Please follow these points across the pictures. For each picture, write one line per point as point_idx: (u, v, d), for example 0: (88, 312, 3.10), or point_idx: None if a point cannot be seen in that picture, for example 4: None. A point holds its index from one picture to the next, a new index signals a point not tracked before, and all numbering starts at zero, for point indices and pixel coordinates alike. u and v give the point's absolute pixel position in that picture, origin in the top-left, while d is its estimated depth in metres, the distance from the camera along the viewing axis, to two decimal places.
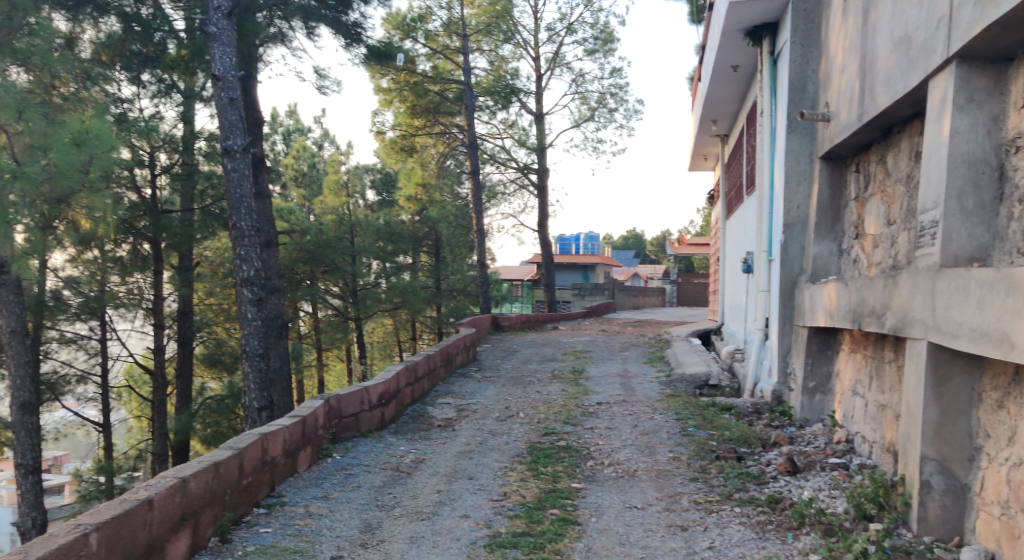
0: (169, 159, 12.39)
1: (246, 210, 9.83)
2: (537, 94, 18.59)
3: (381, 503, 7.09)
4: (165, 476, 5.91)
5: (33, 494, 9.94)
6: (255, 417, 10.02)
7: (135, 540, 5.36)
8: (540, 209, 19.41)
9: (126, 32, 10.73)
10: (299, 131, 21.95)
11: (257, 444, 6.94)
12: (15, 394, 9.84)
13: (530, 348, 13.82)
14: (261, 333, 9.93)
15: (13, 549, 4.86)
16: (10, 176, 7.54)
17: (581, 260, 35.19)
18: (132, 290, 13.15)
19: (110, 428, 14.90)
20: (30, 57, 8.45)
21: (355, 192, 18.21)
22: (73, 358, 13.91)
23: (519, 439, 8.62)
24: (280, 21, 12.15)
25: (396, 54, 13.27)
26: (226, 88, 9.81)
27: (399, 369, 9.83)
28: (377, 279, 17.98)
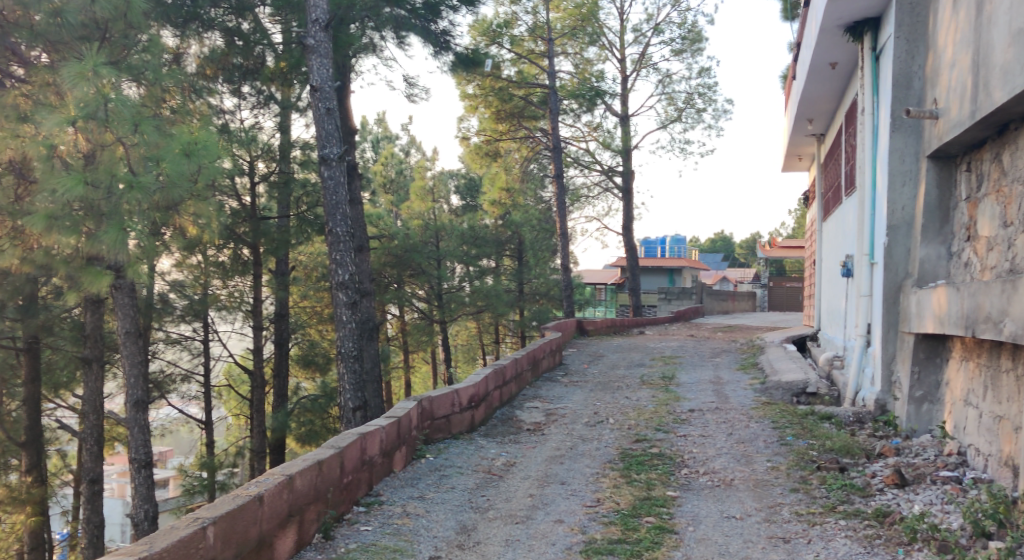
0: (268, 167, 12.88)
1: (342, 216, 10.07)
2: (623, 96, 18.44)
3: (475, 505, 7.16)
4: (273, 473, 6.12)
5: (146, 487, 10.41)
6: (349, 416, 10.22)
7: (247, 534, 5.57)
8: (625, 212, 19.24)
9: (229, 47, 11.24)
10: (387, 138, 22.38)
11: (356, 444, 7.10)
12: (129, 392, 10.29)
13: (617, 353, 13.73)
14: (355, 335, 10.13)
15: (138, 539, 5.08)
16: (126, 185, 8.05)
17: (666, 264, 34.84)
18: (233, 293, 13.61)
19: (211, 425, 15.49)
20: (143, 73, 8.82)
21: (440, 197, 18.50)
22: (178, 358, 14.77)
23: (610, 444, 8.57)
24: (371, 31, 12.40)
25: (483, 60, 13.38)
26: (323, 99, 10.09)
27: (488, 372, 9.89)
28: (461, 283, 18.20)
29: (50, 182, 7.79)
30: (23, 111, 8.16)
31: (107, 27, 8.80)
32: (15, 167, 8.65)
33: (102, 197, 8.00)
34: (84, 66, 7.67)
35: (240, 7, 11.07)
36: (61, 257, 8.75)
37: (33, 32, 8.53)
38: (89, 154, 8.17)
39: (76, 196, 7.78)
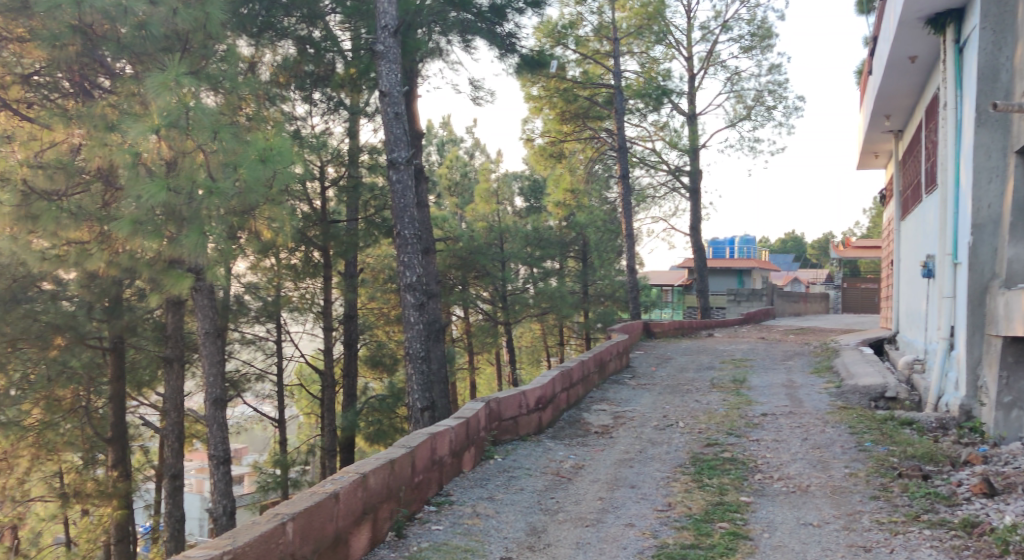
0: (337, 172, 13.08)
1: (410, 218, 10.16)
2: (690, 95, 18.22)
3: (544, 508, 7.14)
4: (348, 471, 6.23)
5: (224, 484, 10.66)
6: (417, 417, 10.26)
7: (324, 531, 5.69)
8: (692, 212, 18.97)
9: (301, 55, 11.57)
10: (451, 141, 22.55)
11: (426, 444, 7.15)
12: (209, 391, 10.59)
13: (686, 355, 13.56)
14: (423, 336, 10.21)
15: (222, 532, 5.23)
16: (206, 192, 8.38)
17: (735, 265, 34.29)
18: (304, 295, 14.01)
19: (284, 424, 15.82)
20: (221, 82, 9.06)
21: (505, 199, 18.51)
22: (253, 357, 15.18)
23: (680, 448, 8.45)
24: (438, 36, 12.48)
25: (549, 62, 13.35)
26: (392, 104, 10.21)
27: (555, 374, 9.86)
28: (524, 285, 18.26)
29: (135, 188, 8.11)
30: (110, 120, 8.58)
31: (189, 38, 9.07)
32: (102, 176, 9.13)
33: (184, 202, 8.30)
34: (166, 77, 8.18)
35: (312, 16, 11.34)
36: (144, 260, 9.00)
37: (120, 44, 8.86)
38: (171, 161, 8.41)
39: (159, 201, 8.08)
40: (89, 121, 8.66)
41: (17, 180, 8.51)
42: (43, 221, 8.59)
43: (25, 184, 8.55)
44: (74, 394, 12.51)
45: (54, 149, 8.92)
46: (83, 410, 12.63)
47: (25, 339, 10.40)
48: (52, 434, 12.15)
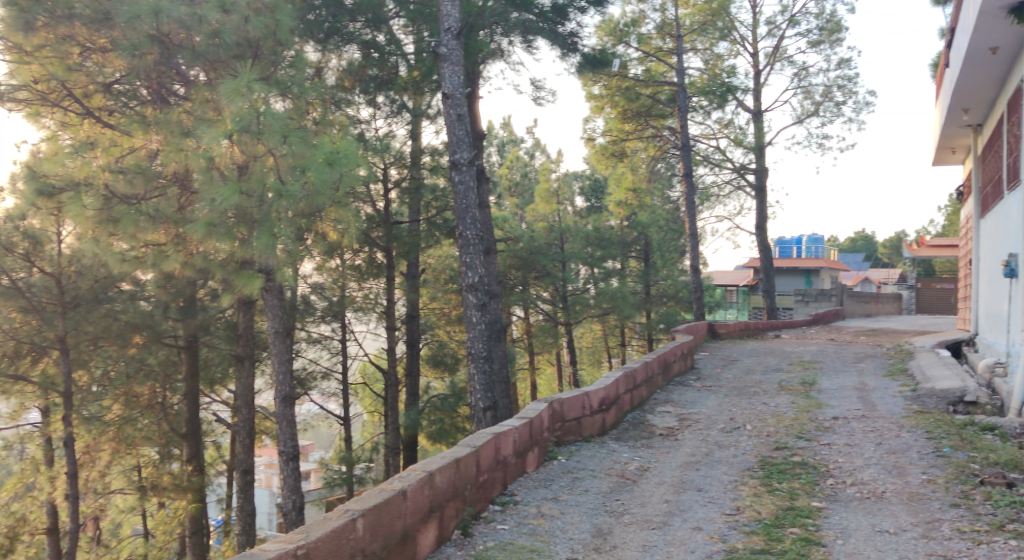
0: (400, 174, 13.19)
1: (472, 219, 10.19)
2: (756, 92, 17.89)
3: (610, 509, 7.09)
4: (415, 469, 6.33)
5: (293, 479, 10.83)
6: (480, 417, 10.26)
7: (392, 527, 5.82)
8: (758, 211, 18.62)
9: (366, 59, 11.76)
10: (512, 142, 22.58)
11: (491, 443, 7.17)
12: (278, 388, 10.81)
13: (752, 357, 13.33)
14: (485, 336, 10.21)
15: (295, 527, 5.41)
16: (276, 194, 8.50)
17: (803, 264, 33.60)
18: (368, 295, 14.21)
19: (349, 422, 16.05)
20: (290, 87, 9.23)
21: (565, 199, 18.49)
22: (319, 356, 15.46)
23: (748, 452, 8.29)
24: (500, 37, 12.49)
25: (611, 60, 13.27)
26: (455, 105, 10.28)
27: (618, 375, 9.79)
28: (585, 285, 18.08)
29: (210, 192, 8.39)
30: (186, 127, 8.88)
31: (259, 46, 9.28)
32: (178, 180, 9.34)
33: (255, 205, 8.51)
34: (238, 83, 8.40)
35: (376, 20, 11.50)
36: (217, 261, 9.21)
37: (195, 52, 9.09)
38: (243, 165, 8.63)
39: (232, 204, 8.35)
40: (166, 128, 8.97)
41: (99, 186, 8.94)
42: (123, 224, 8.93)
43: (106, 189, 8.95)
44: (151, 390, 12.93)
45: (133, 155, 9.20)
46: (160, 406, 12.99)
47: (105, 337, 11.18)
48: (131, 429, 12.42)
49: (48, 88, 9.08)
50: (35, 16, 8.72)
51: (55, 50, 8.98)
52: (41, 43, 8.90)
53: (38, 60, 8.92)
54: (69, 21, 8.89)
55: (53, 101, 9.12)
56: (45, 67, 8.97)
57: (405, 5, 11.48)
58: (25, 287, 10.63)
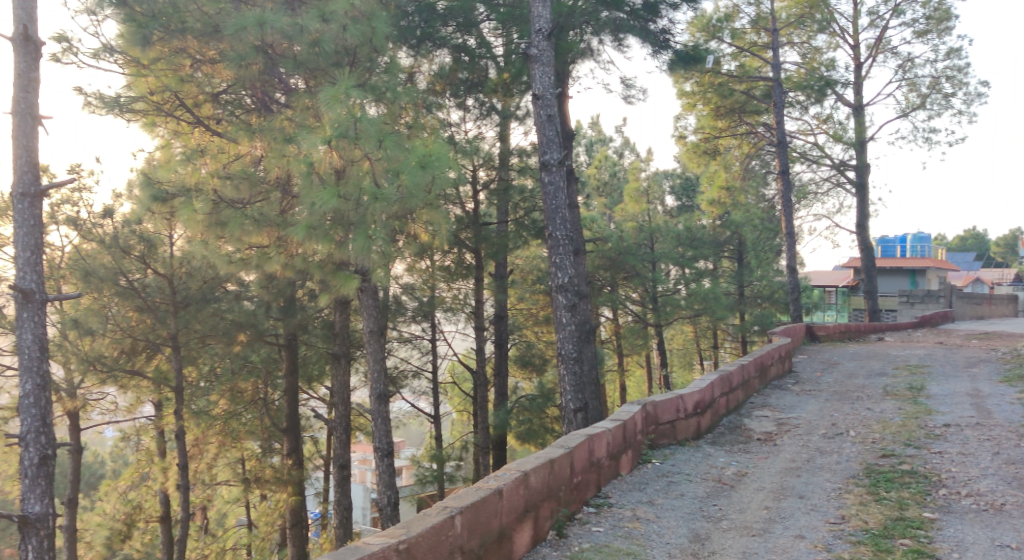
0: (488, 175, 13.25)
1: (562, 220, 10.14)
2: (856, 85, 17.26)
3: (707, 514, 6.93)
4: (510, 468, 6.35)
5: (388, 475, 10.97)
6: (570, 418, 10.11)
7: (489, 526, 5.87)
8: (858, 209, 17.95)
9: (457, 63, 11.87)
10: (601, 142, 22.43)
11: (585, 445, 7.11)
12: (373, 386, 10.99)
13: (854, 361, 12.84)
14: (576, 337, 10.10)
15: (396, 522, 5.53)
16: (372, 197, 8.64)
17: (908, 264, 32.25)
18: (457, 295, 14.54)
19: (439, 420, 16.27)
20: (384, 93, 9.38)
21: (656, 198, 18.23)
22: (410, 355, 15.71)
23: (852, 459, 7.98)
24: (590, 35, 12.48)
25: (705, 56, 12.98)
26: (545, 106, 10.27)
27: (714, 378, 9.57)
28: (676, 286, 17.77)
29: (309, 196, 8.58)
30: (288, 134, 9.14)
31: (356, 53, 9.45)
32: (280, 185, 9.52)
33: (352, 208, 8.66)
34: (337, 90, 8.55)
35: (468, 24, 11.59)
36: (315, 262, 9.44)
37: (297, 61, 9.36)
38: (340, 169, 8.83)
39: (331, 208, 8.53)
40: (269, 135, 9.31)
41: (209, 191, 9.31)
42: (231, 227, 9.21)
43: (215, 194, 9.33)
44: (255, 386, 13.36)
45: (239, 161, 9.79)
46: (263, 401, 13.40)
47: (213, 335, 11.86)
48: (237, 423, 12.92)
49: (162, 99, 9.61)
50: (152, 31, 9.04)
51: (168, 62, 9.46)
52: (156, 56, 9.37)
53: (154, 73, 9.43)
54: (182, 35, 9.24)
55: (167, 111, 9.68)
56: (160, 79, 9.50)
57: (496, 9, 11.55)
58: (141, 288, 11.38)
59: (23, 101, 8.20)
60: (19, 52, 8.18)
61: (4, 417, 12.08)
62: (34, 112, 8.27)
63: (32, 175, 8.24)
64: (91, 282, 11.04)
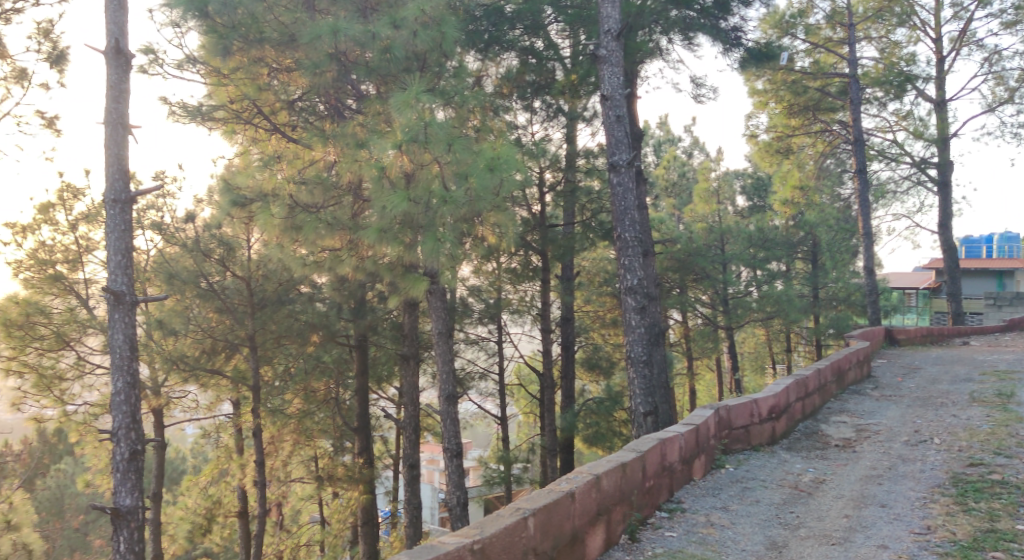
0: (554, 177, 13.17)
1: (631, 221, 10.02)
2: (938, 80, 16.66)
3: (784, 522, 6.75)
4: (582, 471, 6.30)
5: (457, 475, 10.97)
6: (640, 422, 9.94)
7: (562, 529, 5.83)
8: (941, 208, 17.35)
9: (524, 65, 11.94)
10: (670, 142, 22.15)
11: (657, 449, 7.00)
12: (442, 386, 11.05)
13: (938, 365, 12.38)
14: (646, 340, 9.96)
15: (470, 522, 5.55)
16: (441, 200, 8.73)
17: (994, 265, 31.01)
18: (523, 297, 14.48)
19: (506, 421, 16.25)
20: (453, 97, 9.45)
21: (726, 198, 18.04)
22: (476, 357, 15.71)
23: (937, 467, 7.69)
24: (659, 35, 12.33)
25: (778, 53, 12.67)
26: (614, 107, 10.20)
27: (789, 382, 9.33)
28: (748, 287, 17.43)
29: (381, 200, 8.71)
30: (360, 139, 9.28)
31: (426, 58, 9.59)
32: (352, 189, 9.75)
33: (422, 211, 8.75)
34: (408, 95, 8.65)
35: (535, 26, 11.61)
36: (386, 265, 9.58)
37: (369, 67, 9.49)
38: (410, 173, 8.89)
39: (402, 211, 8.62)
40: (342, 140, 9.48)
41: (285, 196, 9.50)
42: (305, 231, 9.40)
43: (291, 199, 9.51)
44: (327, 386, 13.49)
45: (313, 167, 9.86)
46: (335, 401, 13.53)
47: (287, 336, 12.11)
48: (310, 422, 13.06)
49: (241, 107, 9.90)
50: (232, 41, 9.26)
51: (247, 72, 9.70)
52: (236, 65, 9.62)
53: (234, 82, 9.69)
54: (260, 44, 9.44)
55: (246, 119, 9.95)
56: (240, 88, 9.73)
57: (564, 10, 11.48)
58: (221, 289, 11.73)
59: (114, 112, 8.51)
60: (111, 65, 8.49)
61: (94, 414, 12.34)
62: (125, 122, 8.58)
63: (122, 182, 8.53)
64: (175, 285, 11.57)
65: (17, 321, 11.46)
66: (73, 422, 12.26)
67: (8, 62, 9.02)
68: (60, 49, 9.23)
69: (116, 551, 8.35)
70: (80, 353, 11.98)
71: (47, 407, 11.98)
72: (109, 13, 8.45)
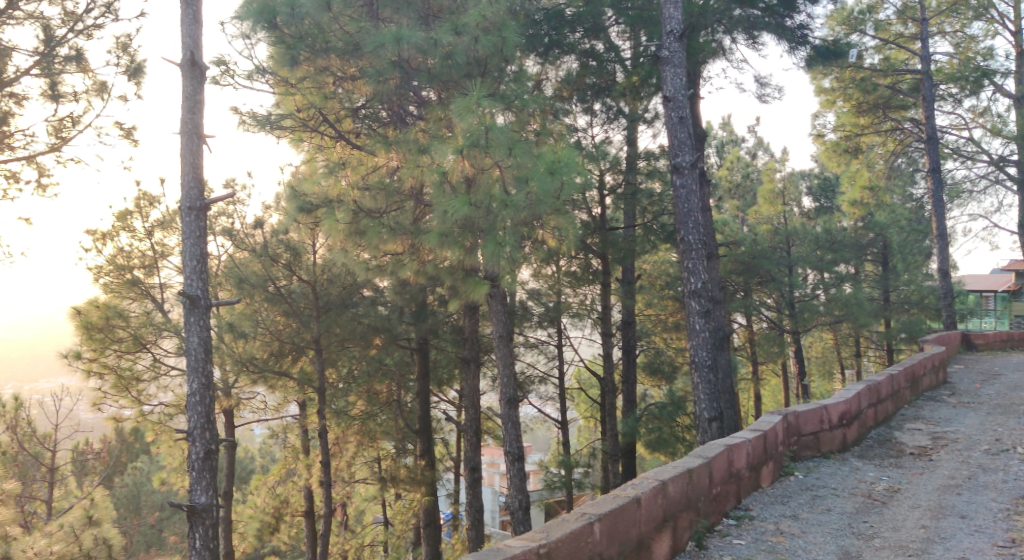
0: (615, 180, 13.02)
1: (694, 223, 9.87)
2: (1016, 75, 16.01)
3: (858, 531, 6.55)
4: (648, 477, 6.21)
5: (519, 479, 10.93)
6: (705, 427, 9.76)
7: (628, 535, 5.76)
8: (1021, 208, 16.67)
9: (585, 68, 11.84)
10: (733, 142, 21.80)
11: (724, 455, 6.87)
12: (504, 390, 11.03)
13: (1019, 372, 11.88)
14: (710, 344, 9.76)
15: (535, 527, 5.52)
16: (501, 204, 8.73)
17: None
18: (584, 301, 14.30)
19: (567, 425, 16.17)
20: (513, 101, 9.49)
21: (792, 200, 17.45)
22: (536, 360, 15.65)
23: (1020, 478, 7.40)
24: (722, 35, 12.17)
25: (847, 51, 12.32)
26: (677, 108, 10.06)
27: (860, 388, 9.07)
28: (815, 291, 17.09)
29: (441, 204, 8.76)
30: (422, 145, 9.39)
31: (487, 63, 9.59)
32: (414, 194, 9.82)
33: (482, 216, 8.77)
34: (469, 100, 8.62)
35: (595, 29, 11.59)
36: (447, 269, 9.62)
37: (431, 74, 9.54)
38: (471, 177, 8.95)
39: (462, 215, 8.65)
40: (404, 146, 9.56)
41: (349, 202, 9.65)
42: (368, 236, 9.49)
43: (355, 205, 9.65)
44: (388, 388, 13.64)
45: (375, 173, 9.97)
46: (397, 403, 13.58)
47: (351, 338, 12.26)
48: (373, 423, 13.12)
49: (308, 116, 9.92)
50: (299, 52, 9.43)
51: (313, 81, 9.78)
52: (303, 75, 9.76)
53: (300, 91, 9.72)
54: (326, 54, 9.59)
55: (312, 127, 9.98)
56: (307, 97, 9.74)
57: (624, 12, 11.46)
58: (287, 293, 11.97)
59: (190, 122, 8.74)
60: (187, 77, 8.70)
61: (168, 414, 12.45)
62: (200, 132, 8.79)
63: (198, 191, 8.73)
64: (244, 288, 11.80)
65: (97, 324, 11.86)
66: (149, 421, 12.39)
67: (89, 76, 9.33)
68: (138, 62, 9.51)
69: (191, 549, 8.52)
70: (156, 354, 12.30)
71: (125, 406, 12.25)
72: (185, 27, 8.67)
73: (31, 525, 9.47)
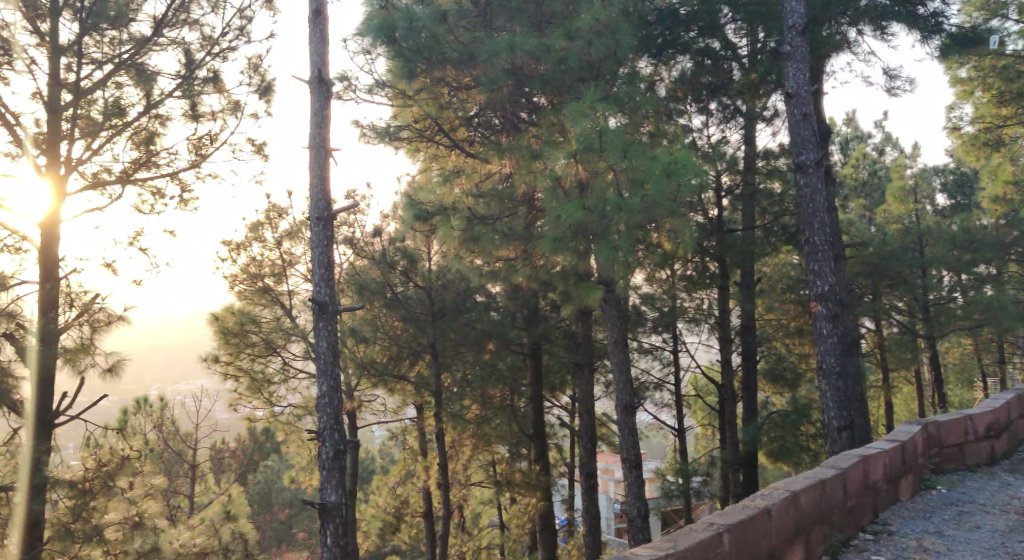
0: (733, 180, 12.65)
1: (820, 224, 9.46)
2: None
3: (1012, 552, 6.07)
4: (778, 487, 5.95)
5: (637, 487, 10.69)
6: (834, 436, 9.26)
7: (759, 546, 5.51)
8: None
9: (699, 67, 11.52)
10: (858, 138, 20.89)
11: (859, 466, 6.51)
12: (619, 396, 10.79)
13: None
14: (839, 350, 9.27)
15: (662, 535, 5.35)
16: (615, 207, 8.47)
17: None
18: (700, 306, 14.01)
19: (684, 433, 15.83)
20: (626, 103, 9.32)
21: (924, 197, 17.15)
22: (650, 367, 15.57)
23: None
24: (847, 26, 11.60)
25: (987, 37, 11.54)
26: (800, 104, 9.66)
27: (1010, 397, 8.47)
28: (951, 294, 16.16)
29: (555, 209, 8.70)
30: (535, 150, 9.41)
31: (599, 66, 9.52)
32: (527, 200, 9.85)
33: (596, 220, 8.56)
34: (583, 104, 8.67)
35: (711, 26, 11.30)
36: (560, 273, 9.51)
37: (544, 80, 9.47)
38: (585, 181, 8.81)
39: (577, 220, 8.55)
40: (518, 152, 9.61)
41: (464, 209, 9.79)
42: (482, 242, 9.53)
43: (469, 211, 9.78)
44: (502, 392, 13.51)
45: (489, 180, 10.26)
46: (510, 407, 13.52)
47: (465, 344, 12.37)
48: (487, 427, 13.32)
49: (424, 126, 10.30)
50: (416, 64, 9.54)
51: (429, 92, 10.01)
52: (420, 87, 10.01)
53: (417, 102, 10.08)
54: (442, 65, 9.67)
55: (428, 137, 10.36)
56: (423, 107, 10.09)
57: (741, 8, 11.13)
58: (404, 298, 12.21)
59: (317, 136, 9.02)
60: (314, 92, 8.99)
61: (297, 415, 12.96)
62: (327, 145, 9.05)
63: (325, 201, 8.98)
64: (365, 295, 12.18)
65: (233, 329, 12.44)
66: (280, 421, 12.95)
67: (224, 96, 9.74)
68: (268, 81, 9.88)
69: (322, 546, 8.66)
70: (285, 358, 12.68)
71: (258, 407, 12.80)
72: (313, 44, 8.97)
73: (175, 519, 10.00)
